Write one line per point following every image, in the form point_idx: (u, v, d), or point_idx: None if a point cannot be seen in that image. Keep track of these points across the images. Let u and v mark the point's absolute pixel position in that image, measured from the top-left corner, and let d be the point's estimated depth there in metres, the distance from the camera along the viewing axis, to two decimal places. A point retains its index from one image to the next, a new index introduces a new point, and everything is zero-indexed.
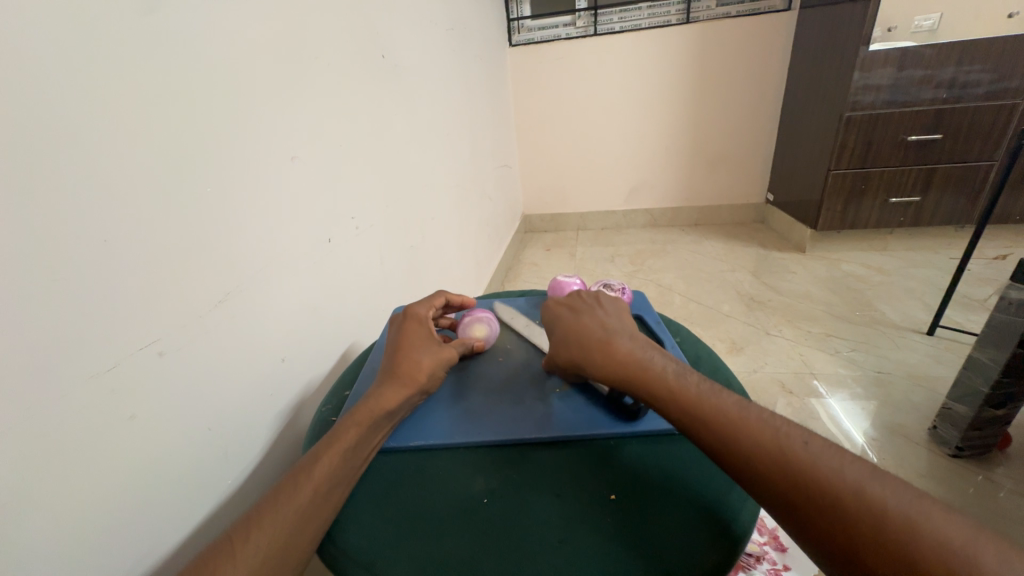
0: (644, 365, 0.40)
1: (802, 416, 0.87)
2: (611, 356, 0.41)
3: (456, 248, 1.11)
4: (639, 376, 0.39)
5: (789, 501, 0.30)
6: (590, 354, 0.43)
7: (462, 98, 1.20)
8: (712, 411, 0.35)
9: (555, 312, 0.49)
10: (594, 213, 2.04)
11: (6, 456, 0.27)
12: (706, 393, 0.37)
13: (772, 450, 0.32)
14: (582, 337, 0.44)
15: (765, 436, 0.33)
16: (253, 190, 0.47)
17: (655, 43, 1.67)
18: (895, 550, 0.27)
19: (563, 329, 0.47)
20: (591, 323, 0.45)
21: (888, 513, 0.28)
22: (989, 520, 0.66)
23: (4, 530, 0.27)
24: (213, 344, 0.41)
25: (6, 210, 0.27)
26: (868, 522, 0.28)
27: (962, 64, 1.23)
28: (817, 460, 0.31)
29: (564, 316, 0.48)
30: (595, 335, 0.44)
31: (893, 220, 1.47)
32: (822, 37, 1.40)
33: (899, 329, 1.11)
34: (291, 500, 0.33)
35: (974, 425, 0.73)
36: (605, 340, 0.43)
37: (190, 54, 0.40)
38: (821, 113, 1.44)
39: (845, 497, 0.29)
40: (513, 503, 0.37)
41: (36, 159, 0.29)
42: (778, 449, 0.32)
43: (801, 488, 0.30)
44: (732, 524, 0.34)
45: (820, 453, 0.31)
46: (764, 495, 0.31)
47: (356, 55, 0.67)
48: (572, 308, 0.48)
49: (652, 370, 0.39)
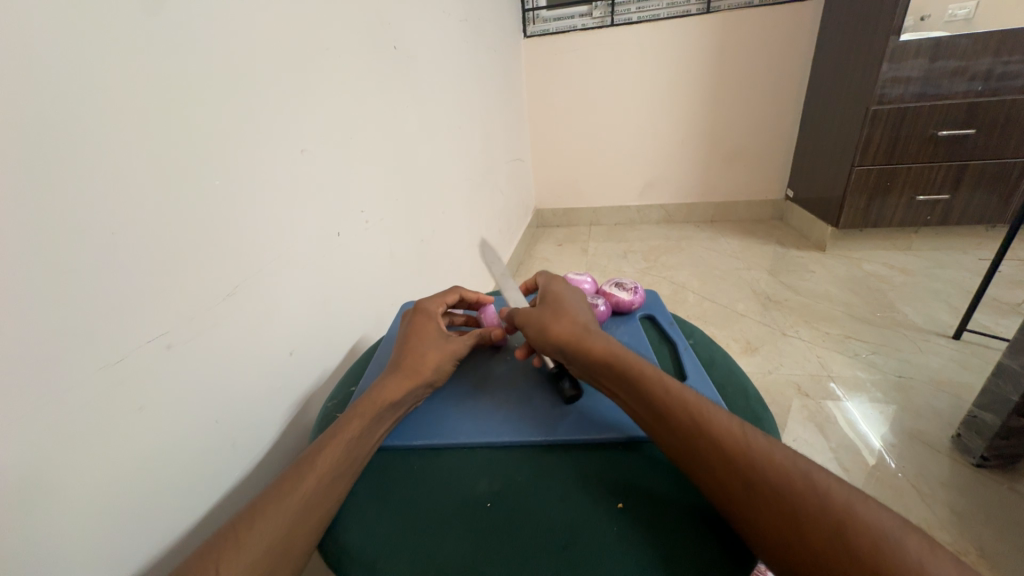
0: (631, 352, 0.41)
1: (818, 420, 0.85)
2: (599, 340, 0.42)
3: (467, 243, 1.11)
4: (626, 359, 0.40)
5: (748, 486, 0.30)
6: (581, 333, 0.43)
7: (475, 90, 1.19)
8: (685, 395, 0.36)
9: (552, 292, 0.51)
10: (607, 208, 2.01)
11: (17, 444, 0.27)
12: (683, 385, 0.38)
13: (738, 437, 0.33)
14: (577, 320, 0.45)
15: (730, 425, 0.34)
16: (261, 183, 0.47)
17: (674, 34, 1.63)
18: (867, 560, 0.26)
19: (554, 306, 0.47)
20: (583, 314, 0.47)
21: (839, 504, 0.29)
22: (1013, 532, 0.64)
23: (15, 517, 0.27)
24: (222, 336, 0.42)
25: (19, 201, 0.27)
26: (843, 530, 0.27)
27: (999, 55, 1.17)
28: (774, 452, 0.32)
29: (562, 298, 0.49)
30: (586, 323, 0.45)
31: (919, 219, 1.41)
32: (849, 27, 1.35)
33: (923, 332, 1.07)
34: (293, 490, 0.34)
35: (1000, 435, 0.70)
36: (593, 329, 0.44)
37: (202, 45, 0.40)
38: (846, 107, 1.38)
39: (802, 489, 0.29)
40: (517, 505, 0.36)
41: (51, 151, 0.29)
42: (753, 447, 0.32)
43: (758, 473, 0.31)
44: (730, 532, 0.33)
45: (777, 448, 0.32)
46: (742, 490, 0.31)
47: (368, 46, 0.67)
48: (569, 296, 0.50)
49: (638, 358, 0.40)
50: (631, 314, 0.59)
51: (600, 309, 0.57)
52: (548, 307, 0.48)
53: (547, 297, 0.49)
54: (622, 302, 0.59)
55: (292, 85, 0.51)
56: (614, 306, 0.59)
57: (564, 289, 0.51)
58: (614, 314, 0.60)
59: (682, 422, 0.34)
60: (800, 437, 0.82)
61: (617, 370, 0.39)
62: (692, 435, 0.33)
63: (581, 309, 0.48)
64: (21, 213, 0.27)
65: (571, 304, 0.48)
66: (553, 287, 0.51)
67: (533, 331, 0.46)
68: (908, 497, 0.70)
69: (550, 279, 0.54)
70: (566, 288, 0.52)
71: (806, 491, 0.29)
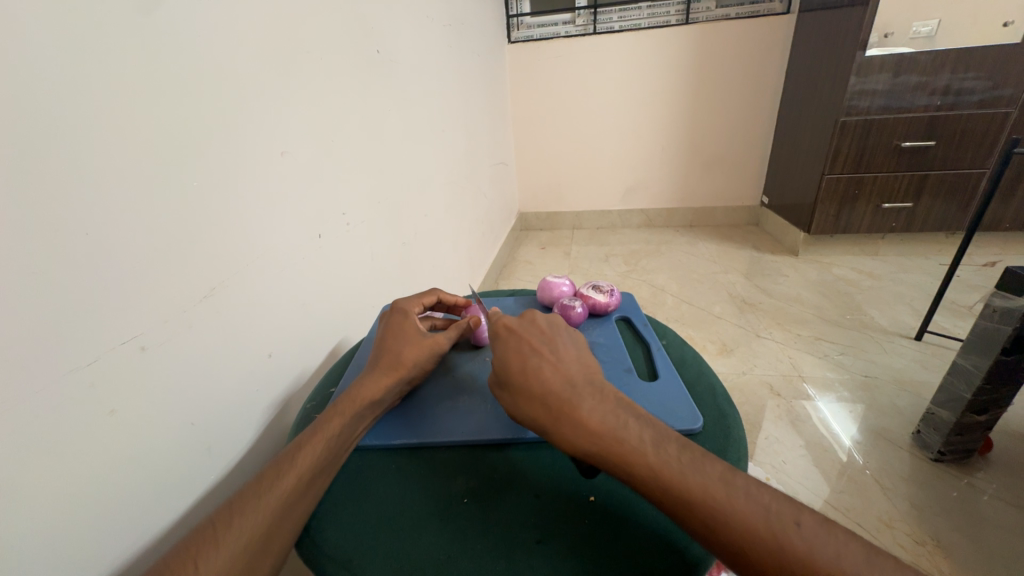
0: (617, 433, 0.34)
1: (789, 419, 0.88)
2: (575, 425, 0.35)
3: (449, 245, 1.11)
4: (616, 454, 0.33)
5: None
6: (555, 418, 0.36)
7: (458, 93, 1.19)
8: (693, 491, 0.31)
9: (499, 349, 0.42)
10: (590, 212, 2.04)
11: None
12: (687, 467, 0.32)
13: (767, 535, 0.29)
14: (539, 393, 0.38)
15: (751, 516, 0.29)
16: (242, 186, 0.47)
17: (654, 44, 1.67)
18: None
19: (508, 374, 0.40)
20: (543, 369, 0.39)
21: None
22: (969, 524, 0.67)
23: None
24: (198, 337, 0.41)
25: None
26: None
27: (956, 72, 1.24)
28: (806, 545, 0.28)
29: (511, 356, 0.41)
30: (553, 390, 0.38)
31: (885, 226, 1.48)
32: (819, 42, 1.41)
33: (887, 333, 1.13)
34: (272, 486, 0.34)
35: (956, 430, 0.73)
36: (564, 401, 0.37)
37: (183, 46, 0.40)
38: (817, 117, 1.44)
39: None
40: (492, 503, 0.37)
41: (33, 149, 0.29)
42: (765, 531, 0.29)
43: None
44: (689, 546, 0.33)
45: (807, 536, 0.28)
46: None
47: (351, 49, 0.67)
48: (521, 343, 0.42)
49: (629, 442, 0.34)
50: (607, 316, 0.61)
51: (577, 311, 0.59)
52: (503, 376, 0.41)
53: (498, 356, 0.42)
54: (598, 305, 0.60)
55: (274, 90, 0.51)
56: (591, 308, 0.61)
57: (513, 332, 0.43)
58: (591, 316, 0.61)
59: (694, 522, 0.31)
60: (772, 435, 0.85)
61: (612, 468, 0.34)
62: (717, 545, 0.30)
63: (537, 360, 0.40)
64: (4, 209, 0.28)
65: (536, 366, 0.40)
66: (499, 334, 0.43)
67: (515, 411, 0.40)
68: (872, 492, 0.73)
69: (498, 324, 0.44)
70: (515, 326, 0.43)
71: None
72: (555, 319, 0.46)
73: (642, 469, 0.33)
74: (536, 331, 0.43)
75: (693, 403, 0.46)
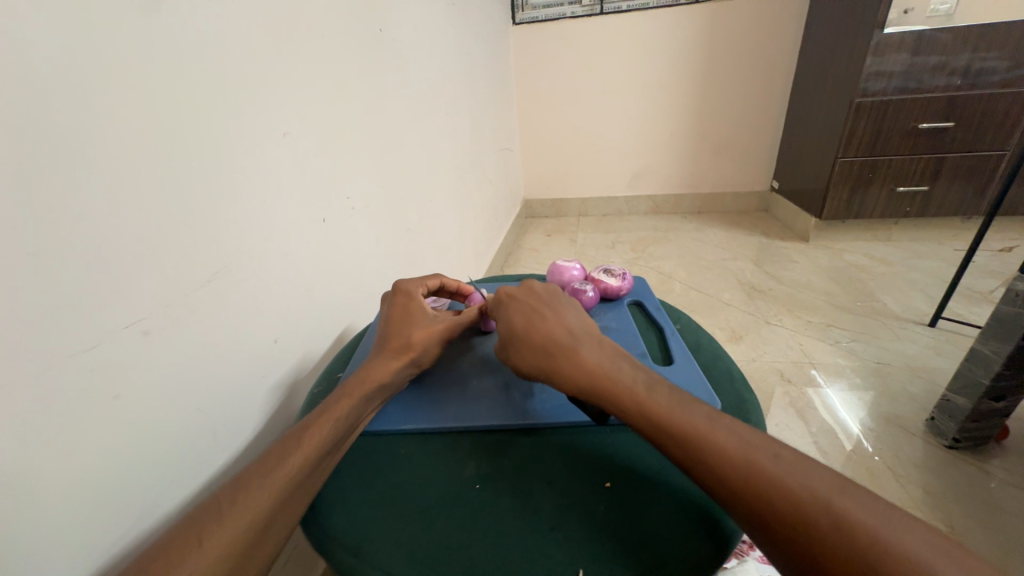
0: (610, 373, 0.37)
1: (801, 407, 0.87)
2: (574, 368, 0.38)
3: (453, 230, 1.09)
4: (604, 392, 0.36)
5: (769, 528, 0.29)
6: (552, 361, 0.39)
7: (461, 75, 1.16)
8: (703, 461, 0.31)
9: (500, 313, 0.44)
10: (595, 199, 2.01)
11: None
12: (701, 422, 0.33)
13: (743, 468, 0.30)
14: (541, 342, 0.40)
15: (733, 454, 0.31)
16: (245, 167, 0.45)
17: (662, 23, 1.62)
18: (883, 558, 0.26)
19: (512, 332, 0.42)
20: (548, 325, 0.41)
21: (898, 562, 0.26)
22: (979, 510, 0.67)
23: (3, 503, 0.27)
24: (203, 323, 0.40)
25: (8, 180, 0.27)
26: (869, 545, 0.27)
27: (977, 51, 1.19)
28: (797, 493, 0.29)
29: (513, 316, 0.43)
30: (552, 335, 0.40)
31: (899, 211, 1.44)
32: (835, 19, 1.36)
33: (900, 319, 1.11)
34: (280, 464, 0.33)
35: (972, 417, 0.72)
36: (564, 349, 0.39)
37: (181, 23, 0.38)
38: (831, 98, 1.40)
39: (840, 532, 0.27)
40: (505, 490, 0.36)
41: (40, 134, 0.28)
42: (748, 466, 0.30)
43: (776, 508, 0.29)
44: (715, 528, 0.33)
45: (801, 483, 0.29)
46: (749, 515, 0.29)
47: (352, 28, 0.65)
48: (524, 306, 0.43)
49: (621, 383, 0.36)
50: (618, 300, 0.60)
51: (587, 295, 0.57)
52: (505, 335, 0.42)
53: (502, 319, 0.43)
54: (610, 289, 0.59)
55: (274, 69, 0.50)
56: (602, 292, 0.59)
57: (514, 299, 0.44)
58: (602, 300, 0.60)
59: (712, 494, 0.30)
60: (782, 422, 0.84)
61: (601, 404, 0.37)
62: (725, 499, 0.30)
63: (542, 317, 0.42)
64: (14, 190, 0.27)
65: (538, 319, 0.42)
66: (501, 302, 0.45)
67: (512, 358, 0.41)
68: (885, 479, 0.72)
69: (505, 297, 0.45)
70: (515, 293, 0.45)
71: (867, 546, 0.27)
72: (554, 287, 0.47)
73: (630, 406, 0.35)
74: (540, 296, 0.45)
75: (710, 388, 0.45)
